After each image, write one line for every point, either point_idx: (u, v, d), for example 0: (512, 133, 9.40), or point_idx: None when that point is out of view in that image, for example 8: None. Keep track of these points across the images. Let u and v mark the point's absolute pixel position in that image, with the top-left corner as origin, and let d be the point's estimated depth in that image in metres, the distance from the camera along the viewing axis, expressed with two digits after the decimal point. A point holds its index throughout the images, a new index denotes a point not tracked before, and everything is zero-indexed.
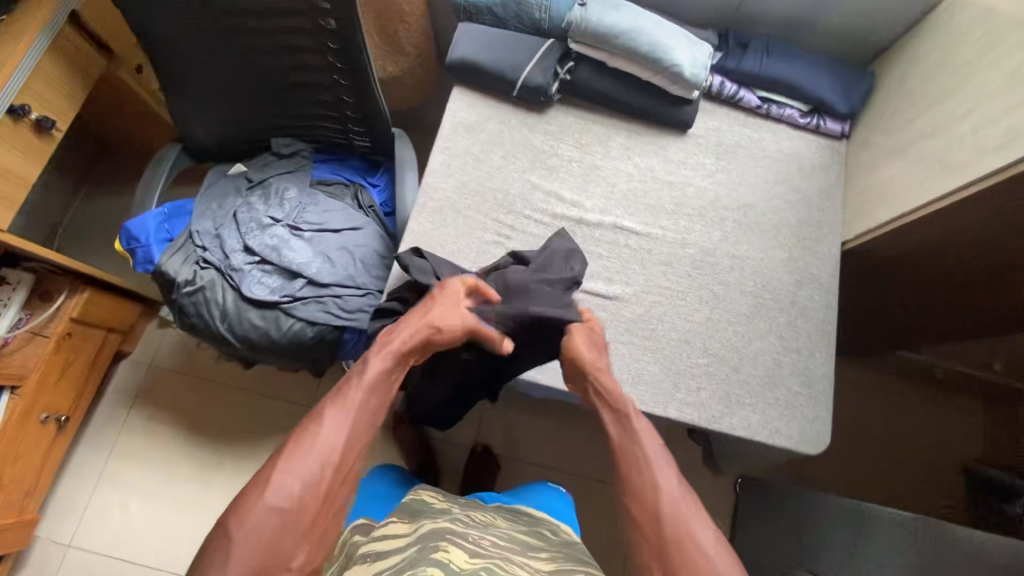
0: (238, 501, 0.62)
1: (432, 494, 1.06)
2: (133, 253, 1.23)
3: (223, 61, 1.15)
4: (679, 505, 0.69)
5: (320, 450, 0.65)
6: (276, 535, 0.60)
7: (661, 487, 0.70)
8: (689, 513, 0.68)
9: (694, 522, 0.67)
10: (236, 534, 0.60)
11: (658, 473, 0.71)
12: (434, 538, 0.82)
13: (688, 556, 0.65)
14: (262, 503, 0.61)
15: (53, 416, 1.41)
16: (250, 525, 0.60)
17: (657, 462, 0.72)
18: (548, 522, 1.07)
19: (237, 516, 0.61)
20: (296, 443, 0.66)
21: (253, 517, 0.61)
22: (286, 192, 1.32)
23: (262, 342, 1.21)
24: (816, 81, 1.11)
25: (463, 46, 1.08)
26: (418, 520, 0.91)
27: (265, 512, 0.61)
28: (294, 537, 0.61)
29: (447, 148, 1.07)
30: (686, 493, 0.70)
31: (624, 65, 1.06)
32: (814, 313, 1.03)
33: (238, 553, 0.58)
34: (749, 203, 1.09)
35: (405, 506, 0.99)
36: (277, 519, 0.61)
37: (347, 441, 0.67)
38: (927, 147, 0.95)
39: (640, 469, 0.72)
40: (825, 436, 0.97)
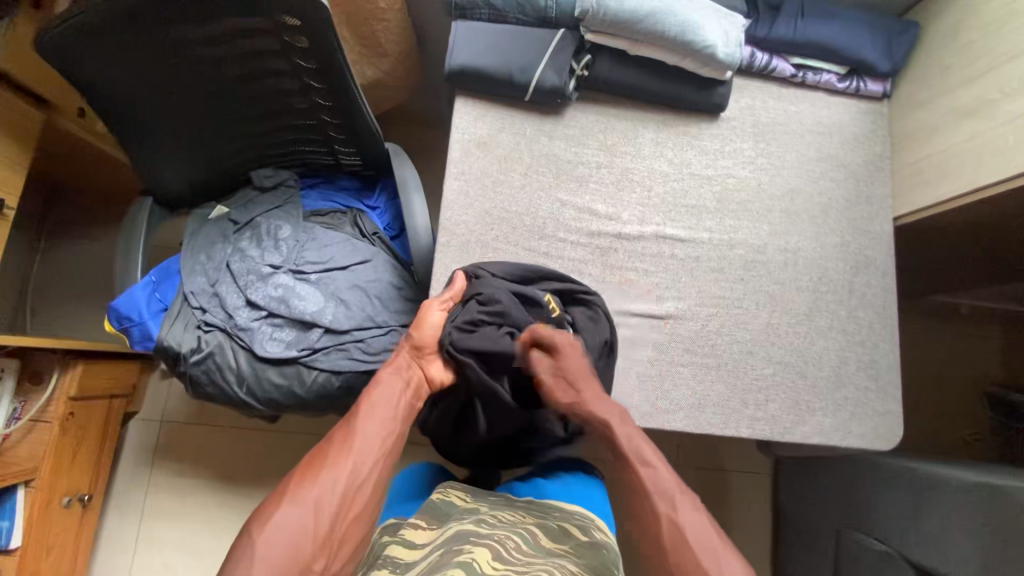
0: (259, 510, 0.64)
1: (461, 494, 0.90)
2: (128, 332, 1.10)
3: (184, 99, 0.99)
4: (678, 523, 0.68)
5: (336, 462, 0.67)
6: (295, 543, 0.60)
7: (660, 510, 0.69)
8: (689, 529, 0.67)
9: (693, 537, 0.66)
10: (254, 542, 0.60)
11: (658, 498, 0.70)
12: (457, 541, 0.71)
13: None
14: (280, 511, 0.62)
15: (75, 497, 1.32)
16: (268, 533, 0.60)
17: (649, 482, 0.71)
18: (585, 518, 0.85)
19: (255, 527, 0.61)
20: (313, 459, 0.68)
21: (272, 525, 0.61)
22: (280, 232, 1.19)
23: (287, 400, 1.12)
24: (857, 39, 1.00)
25: (462, 48, 0.93)
26: (445, 526, 0.77)
27: (282, 519, 0.61)
28: (312, 546, 0.61)
29: (462, 173, 0.95)
30: (684, 505, 0.69)
31: (650, 51, 0.93)
32: (874, 300, 0.98)
33: (256, 563, 0.58)
34: (796, 188, 1.01)
35: (432, 509, 0.85)
36: (294, 527, 0.61)
37: (359, 452, 0.69)
38: (994, 112, 0.87)
39: (639, 494, 0.71)
40: (897, 429, 0.94)
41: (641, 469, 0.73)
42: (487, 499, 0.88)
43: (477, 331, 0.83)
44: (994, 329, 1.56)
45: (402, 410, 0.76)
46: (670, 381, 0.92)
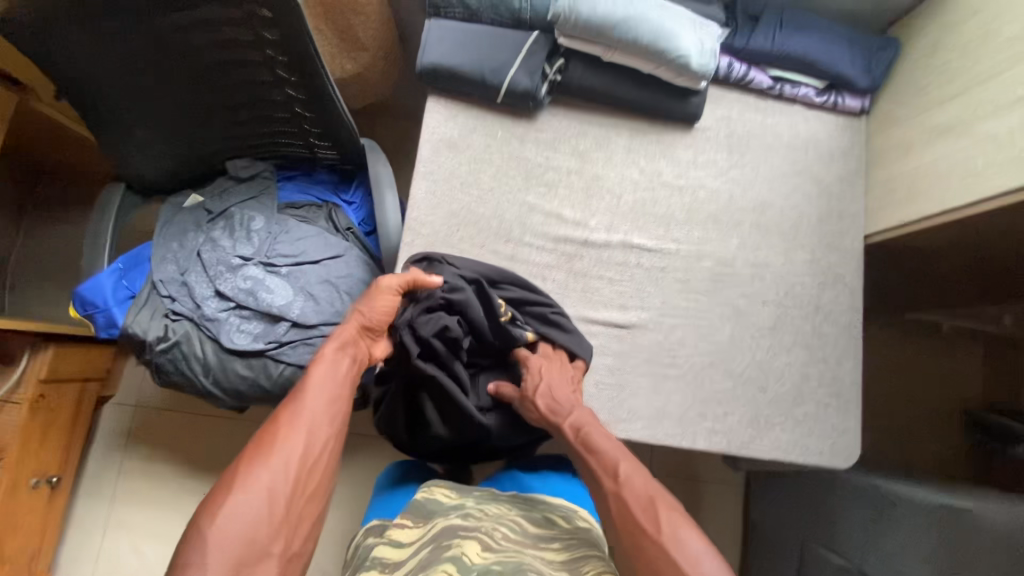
0: (206, 502, 0.60)
1: (445, 489, 0.85)
2: (93, 318, 1.11)
3: (155, 87, 0.99)
4: (624, 499, 0.69)
5: (288, 444, 0.65)
6: (252, 529, 0.59)
7: (606, 491, 0.70)
8: (636, 501, 0.68)
9: (637, 510, 0.67)
10: (208, 534, 0.57)
11: (604, 480, 0.72)
12: (446, 533, 0.69)
13: (643, 553, 0.63)
14: (232, 499, 0.60)
15: (43, 478, 1.33)
16: (221, 524, 0.58)
17: (596, 465, 0.73)
18: (569, 509, 0.83)
19: (205, 519, 0.59)
20: (260, 442, 0.65)
21: (225, 514, 0.58)
22: (253, 223, 1.19)
23: (252, 392, 1.12)
24: (836, 54, 0.99)
25: (435, 47, 0.92)
26: (431, 521, 0.75)
27: (237, 507, 0.59)
28: (270, 529, 0.60)
29: (430, 173, 0.94)
30: (630, 481, 0.70)
31: (624, 58, 0.92)
32: (840, 317, 0.98)
33: (212, 553, 0.56)
34: (767, 202, 1.00)
35: (413, 504, 0.81)
36: (250, 512, 0.59)
37: (311, 432, 0.68)
38: (966, 134, 0.86)
39: (590, 478, 0.74)
40: (855, 447, 0.94)
41: (588, 458, 0.75)
42: (473, 493, 0.84)
43: (432, 315, 0.83)
44: (974, 347, 1.54)
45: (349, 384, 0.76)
46: (628, 390, 0.91)
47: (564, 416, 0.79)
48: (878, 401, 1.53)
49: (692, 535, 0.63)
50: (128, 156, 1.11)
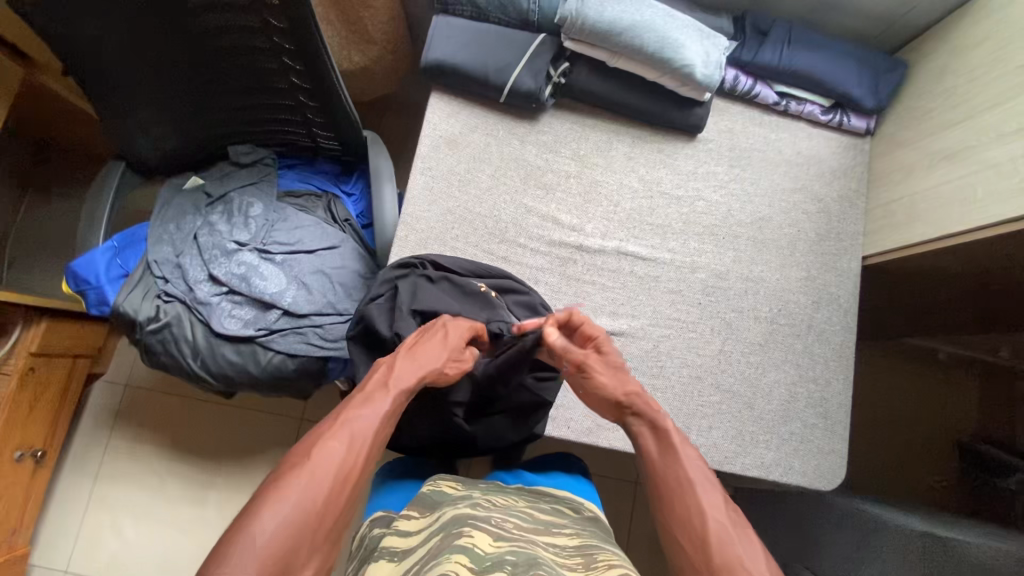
0: (255, 497, 0.51)
1: (451, 483, 0.86)
2: (84, 294, 1.11)
3: (159, 69, 0.99)
4: (731, 533, 0.56)
5: (357, 456, 0.57)
6: (302, 549, 0.50)
7: (705, 508, 0.58)
8: (742, 540, 0.56)
9: (744, 551, 0.55)
10: (258, 542, 0.48)
11: (703, 492, 0.59)
12: (456, 523, 0.68)
13: None
14: (285, 504, 0.51)
15: (28, 452, 1.32)
16: (272, 532, 0.49)
17: (697, 480, 0.60)
18: (575, 501, 0.89)
19: (257, 518, 0.49)
20: (328, 442, 0.56)
21: (280, 523, 0.50)
22: (251, 209, 1.19)
23: (239, 378, 1.11)
24: (843, 72, 0.98)
25: (440, 44, 0.92)
26: (438, 510, 0.75)
27: (292, 518, 0.50)
28: (313, 551, 0.51)
29: (429, 169, 0.94)
30: (736, 522, 0.57)
31: (628, 65, 0.92)
32: (832, 337, 0.97)
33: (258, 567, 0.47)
34: (765, 218, 0.99)
35: (420, 498, 0.81)
36: (300, 522, 0.50)
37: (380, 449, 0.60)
38: (968, 159, 0.85)
39: (682, 484, 0.60)
40: (840, 470, 0.93)
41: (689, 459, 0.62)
42: (479, 486, 0.87)
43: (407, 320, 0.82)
44: (970, 377, 1.53)
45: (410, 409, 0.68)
46: None
47: (648, 405, 0.67)
48: (871, 424, 1.51)
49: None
50: (130, 135, 1.11)
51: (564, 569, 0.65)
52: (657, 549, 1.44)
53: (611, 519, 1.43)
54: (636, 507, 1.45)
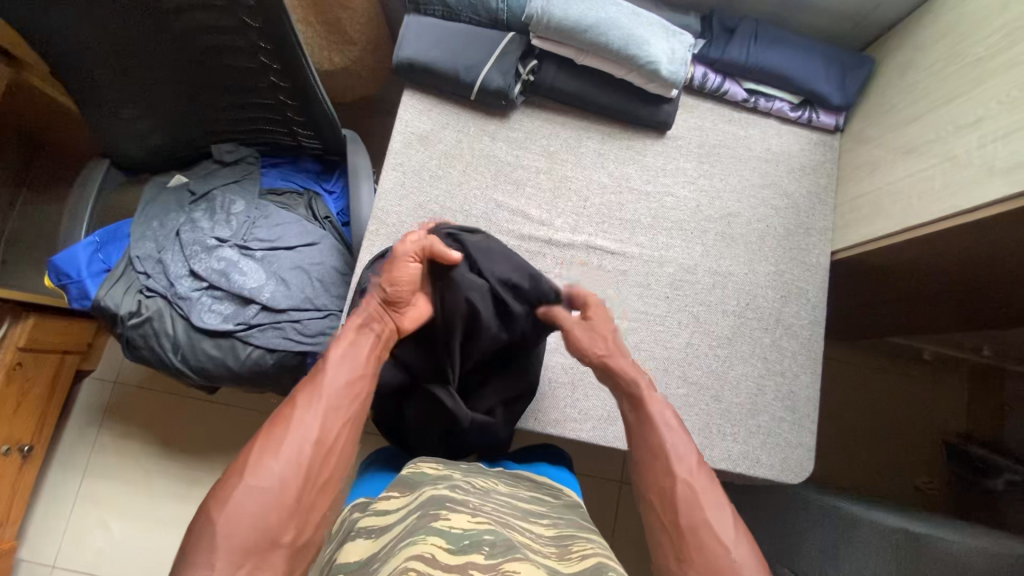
0: (215, 489, 0.57)
1: (432, 465, 0.86)
2: (67, 289, 1.13)
3: (140, 70, 1.01)
4: (697, 495, 0.63)
5: (300, 426, 0.61)
6: (260, 516, 0.55)
7: (676, 473, 0.64)
8: (708, 503, 0.62)
9: (708, 507, 0.62)
10: (217, 519, 0.54)
11: (674, 459, 0.66)
12: (434, 503, 0.69)
13: (706, 549, 0.59)
14: (243, 489, 0.56)
15: (14, 447, 1.34)
16: (230, 509, 0.54)
17: (672, 449, 0.66)
18: (553, 487, 0.91)
19: (213, 501, 0.56)
20: (269, 425, 0.61)
21: (233, 500, 0.55)
22: (233, 206, 1.21)
23: (219, 372, 1.13)
24: (810, 70, 0.99)
25: (412, 42, 0.94)
26: (417, 491, 0.76)
27: (246, 494, 0.56)
28: (280, 516, 0.56)
29: (400, 165, 0.96)
30: (706, 486, 0.64)
31: (596, 62, 0.94)
32: (800, 331, 0.97)
33: (217, 540, 0.53)
34: (734, 213, 1.00)
35: (402, 478, 0.81)
36: (259, 499, 0.56)
37: (329, 415, 0.63)
38: (929, 152, 0.86)
39: (653, 448, 0.67)
40: (807, 463, 0.93)
41: (660, 431, 0.69)
42: (459, 468, 0.88)
43: None
44: (958, 378, 1.51)
45: (369, 367, 0.70)
46: (581, 390, 0.96)
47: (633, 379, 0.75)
48: (857, 423, 1.50)
49: (760, 559, 0.60)
50: (115, 134, 1.14)
51: (537, 554, 0.66)
52: (640, 548, 1.44)
53: (594, 517, 1.44)
54: (619, 505, 1.45)
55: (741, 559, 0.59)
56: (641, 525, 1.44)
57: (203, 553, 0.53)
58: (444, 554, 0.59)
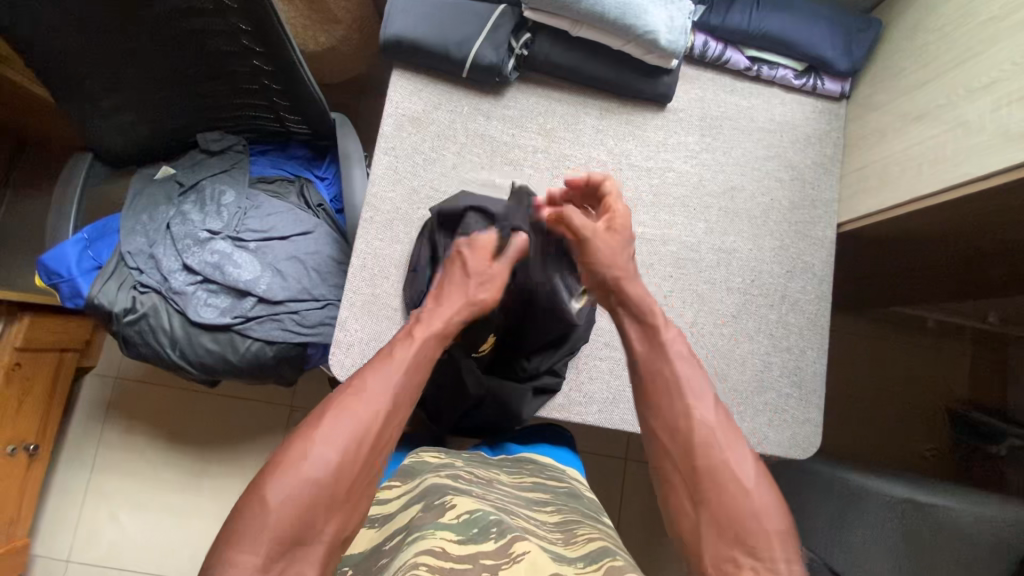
0: (267, 467, 0.52)
1: (435, 454, 0.86)
2: (59, 287, 1.11)
3: (117, 60, 0.97)
4: (715, 435, 0.58)
5: (363, 412, 0.55)
6: (308, 506, 0.50)
7: (693, 414, 0.59)
8: (727, 444, 0.57)
9: (725, 446, 0.57)
10: (264, 506, 0.49)
11: (689, 396, 0.60)
12: (438, 494, 0.69)
13: (724, 493, 0.54)
14: (295, 474, 0.51)
15: (20, 446, 1.34)
16: (281, 494, 0.49)
17: (688, 386, 0.60)
18: (558, 470, 0.90)
19: (262, 484, 0.50)
20: (332, 407, 0.56)
21: (283, 485, 0.50)
22: (223, 197, 1.18)
23: (219, 366, 1.12)
24: (814, 34, 0.95)
25: (399, 18, 0.90)
26: (420, 480, 0.76)
27: (296, 481, 0.50)
28: (327, 513, 0.51)
29: (392, 149, 0.93)
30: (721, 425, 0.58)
31: (591, 34, 0.90)
32: (806, 307, 0.96)
33: (264, 527, 0.48)
34: (738, 187, 0.98)
35: (404, 468, 0.82)
36: (309, 488, 0.50)
37: (391, 406, 0.58)
38: (940, 118, 0.83)
39: (666, 385, 0.61)
40: (815, 438, 0.93)
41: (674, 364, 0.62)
42: (462, 456, 0.88)
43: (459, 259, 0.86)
44: (962, 344, 1.50)
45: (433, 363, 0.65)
46: (587, 374, 0.95)
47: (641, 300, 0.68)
48: (861, 392, 1.50)
49: (779, 500, 0.55)
50: (96, 127, 1.10)
51: (544, 541, 0.65)
52: (647, 524, 1.45)
53: (601, 495, 1.45)
54: (625, 482, 1.46)
55: (759, 505, 0.54)
56: (648, 499, 1.46)
57: (246, 539, 0.48)
58: (454, 545, 0.58)
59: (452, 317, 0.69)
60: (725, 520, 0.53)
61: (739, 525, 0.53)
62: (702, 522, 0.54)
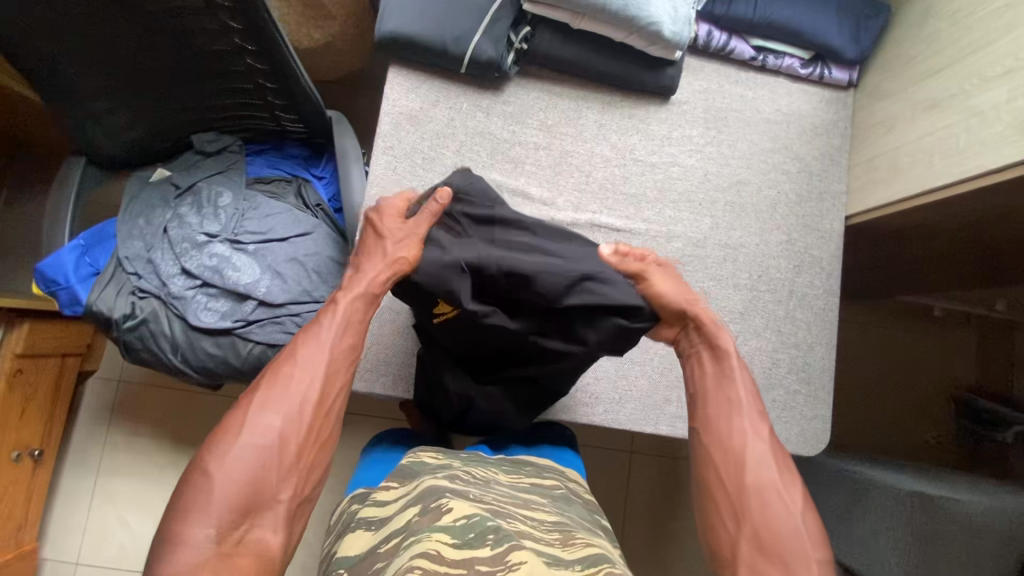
0: (213, 442, 0.59)
1: (433, 454, 0.85)
2: (57, 295, 1.09)
3: (108, 63, 0.95)
4: (768, 458, 0.64)
5: (297, 387, 0.63)
6: (258, 472, 0.58)
7: (748, 437, 0.65)
8: (778, 468, 0.63)
9: (777, 476, 0.63)
10: (213, 481, 0.56)
11: (750, 421, 0.67)
12: (435, 495, 0.68)
13: (770, 510, 0.61)
14: (239, 446, 0.58)
15: (25, 452, 1.34)
16: (229, 464, 0.57)
17: (747, 411, 0.67)
18: (557, 470, 0.90)
19: (208, 458, 0.58)
20: (266, 385, 0.63)
21: (228, 458, 0.58)
22: (220, 199, 1.17)
23: (221, 370, 1.11)
24: (821, 22, 0.93)
25: (395, 13, 0.88)
26: (417, 481, 0.75)
27: (244, 453, 0.58)
28: (276, 478, 0.58)
29: (390, 148, 0.91)
30: (777, 454, 0.65)
31: (593, 26, 0.88)
32: (814, 302, 0.94)
33: (214, 501, 0.55)
34: (744, 180, 0.96)
35: (401, 469, 0.81)
36: (256, 456, 0.58)
37: (324, 377, 0.64)
38: (953, 109, 0.81)
39: (729, 409, 0.68)
40: (824, 434, 0.92)
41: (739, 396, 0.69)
42: (460, 456, 0.87)
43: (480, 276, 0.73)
44: (969, 332, 1.49)
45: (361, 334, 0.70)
46: (592, 374, 0.94)
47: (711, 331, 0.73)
48: (867, 382, 1.49)
49: (822, 530, 0.61)
50: (89, 130, 1.08)
51: (541, 542, 0.64)
52: (653, 517, 1.45)
53: (607, 489, 1.44)
54: (631, 475, 1.46)
55: (803, 528, 0.60)
56: (653, 493, 1.45)
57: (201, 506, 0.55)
58: (450, 550, 0.58)
59: (374, 277, 0.70)
60: (767, 534, 0.59)
61: (780, 543, 0.59)
62: (744, 533, 0.60)
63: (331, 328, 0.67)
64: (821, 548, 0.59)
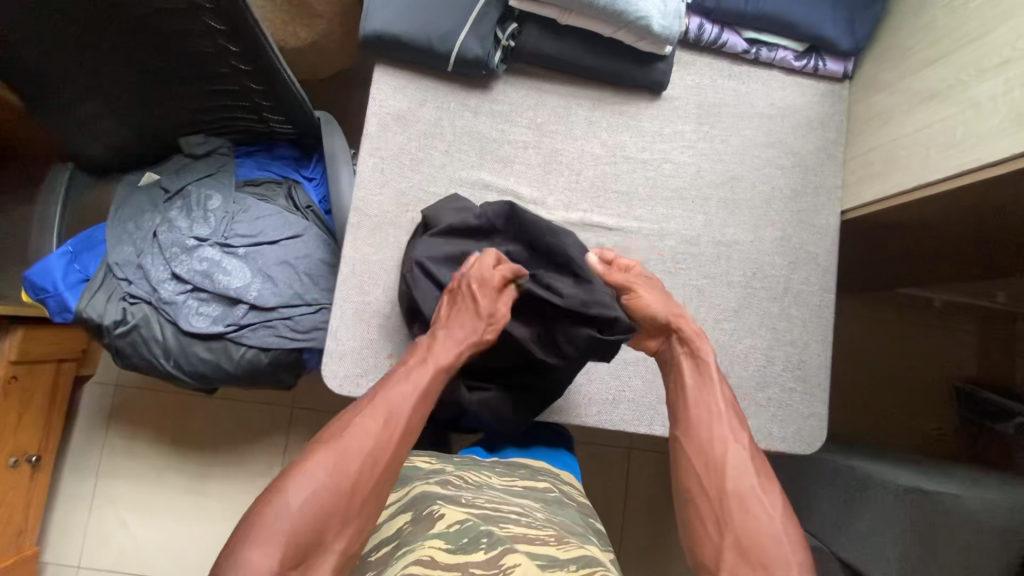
0: (284, 474, 0.59)
1: (426, 458, 0.85)
2: (46, 302, 1.10)
3: (90, 66, 0.94)
4: (745, 463, 0.64)
5: (374, 432, 0.62)
6: (322, 515, 0.56)
7: (727, 441, 0.66)
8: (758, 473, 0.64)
9: (756, 478, 0.64)
10: (277, 516, 0.55)
11: (727, 425, 0.67)
12: (427, 501, 0.67)
13: (748, 514, 0.61)
14: (308, 484, 0.57)
15: (22, 458, 1.34)
16: (296, 501, 0.56)
17: (724, 416, 0.68)
18: (552, 472, 0.90)
19: (278, 491, 0.57)
20: (348, 424, 0.62)
21: (296, 494, 0.57)
22: (209, 202, 1.16)
23: (214, 375, 1.10)
24: (814, 13, 0.91)
25: (379, 12, 0.86)
26: (409, 487, 0.74)
27: (311, 491, 0.57)
28: (336, 527, 0.57)
29: (377, 150, 0.89)
30: (756, 462, 0.65)
31: (581, 22, 0.86)
32: (810, 298, 0.93)
33: (275, 537, 0.54)
34: (737, 176, 0.94)
35: (394, 473, 0.80)
36: (323, 498, 0.57)
37: (401, 429, 0.63)
38: (949, 100, 0.79)
39: (702, 410, 0.69)
40: (820, 433, 0.91)
41: (711, 392, 0.70)
42: (453, 460, 0.86)
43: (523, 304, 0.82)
44: (970, 324, 1.48)
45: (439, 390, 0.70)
46: (586, 375, 0.93)
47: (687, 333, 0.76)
48: (867, 375, 1.47)
49: (802, 539, 0.60)
50: (75, 135, 1.07)
51: (536, 544, 0.64)
52: (652, 513, 1.44)
53: (606, 486, 1.44)
54: (630, 472, 1.45)
55: (783, 535, 0.59)
56: (651, 490, 1.45)
57: (258, 542, 0.54)
58: (443, 555, 0.57)
59: (459, 333, 0.73)
60: (745, 540, 0.59)
61: (760, 549, 0.59)
62: (728, 541, 0.60)
63: (411, 378, 0.68)
64: (802, 554, 0.59)
